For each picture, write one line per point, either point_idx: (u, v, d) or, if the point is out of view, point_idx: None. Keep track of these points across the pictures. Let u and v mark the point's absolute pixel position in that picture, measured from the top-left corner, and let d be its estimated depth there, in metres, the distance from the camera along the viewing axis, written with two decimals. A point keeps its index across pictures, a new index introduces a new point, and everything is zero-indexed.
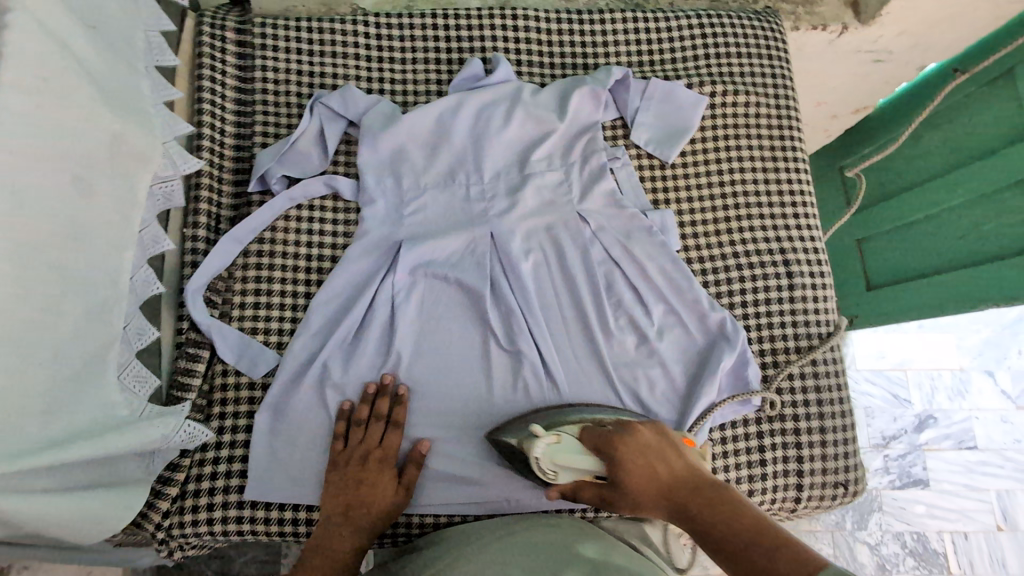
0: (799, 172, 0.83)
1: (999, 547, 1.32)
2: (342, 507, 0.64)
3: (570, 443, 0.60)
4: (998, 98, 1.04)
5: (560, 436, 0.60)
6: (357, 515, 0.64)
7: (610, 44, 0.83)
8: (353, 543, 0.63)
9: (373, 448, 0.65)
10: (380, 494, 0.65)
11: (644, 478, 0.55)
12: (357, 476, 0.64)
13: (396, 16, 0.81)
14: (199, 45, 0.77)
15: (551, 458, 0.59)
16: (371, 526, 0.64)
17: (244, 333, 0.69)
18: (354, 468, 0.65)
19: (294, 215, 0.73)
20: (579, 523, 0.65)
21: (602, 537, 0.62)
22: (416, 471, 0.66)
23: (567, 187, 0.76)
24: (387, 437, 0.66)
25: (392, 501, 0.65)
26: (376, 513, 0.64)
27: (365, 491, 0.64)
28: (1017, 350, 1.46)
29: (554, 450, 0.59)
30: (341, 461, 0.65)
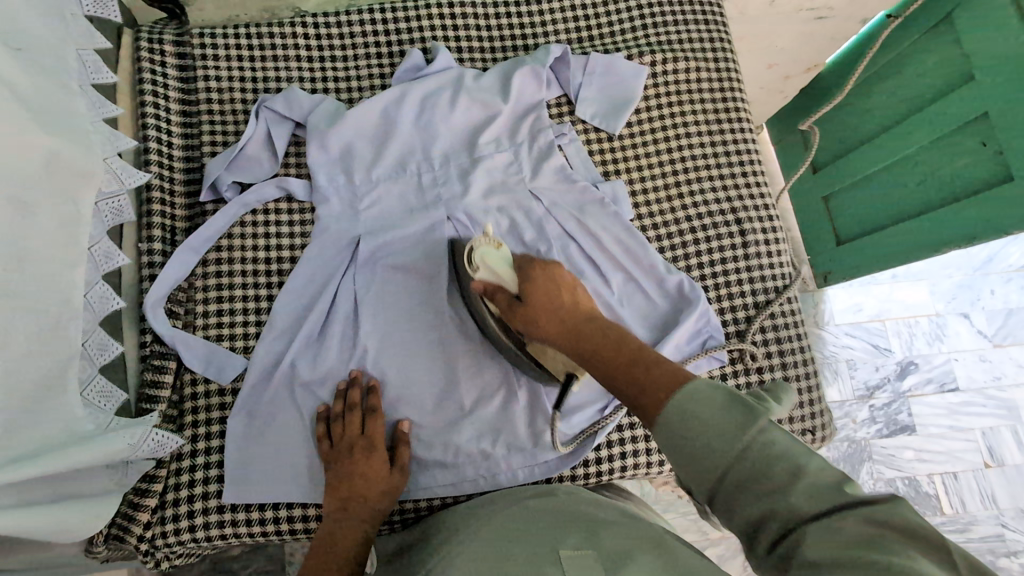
0: (745, 132, 0.84)
1: (988, 484, 1.35)
2: (341, 500, 0.64)
3: (506, 256, 0.62)
4: (940, 44, 1.06)
5: (501, 247, 0.63)
6: (355, 506, 0.64)
7: (548, 23, 0.84)
8: (361, 529, 0.64)
9: (356, 439, 0.66)
10: (375, 481, 0.65)
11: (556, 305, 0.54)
12: (347, 467, 0.65)
13: (333, 15, 0.82)
14: (138, 61, 0.77)
15: (482, 253, 0.61)
16: (374, 513, 0.65)
17: (209, 341, 0.69)
18: (346, 460, 0.65)
19: (249, 220, 0.74)
20: (555, 488, 0.66)
21: (591, 500, 0.63)
22: (406, 450, 0.68)
23: (518, 168, 0.77)
24: (368, 424, 0.67)
25: (390, 484, 0.66)
26: (375, 500, 0.65)
27: (360, 482, 0.64)
28: (989, 290, 1.48)
29: (488, 251, 0.61)
30: (331, 455, 0.66)
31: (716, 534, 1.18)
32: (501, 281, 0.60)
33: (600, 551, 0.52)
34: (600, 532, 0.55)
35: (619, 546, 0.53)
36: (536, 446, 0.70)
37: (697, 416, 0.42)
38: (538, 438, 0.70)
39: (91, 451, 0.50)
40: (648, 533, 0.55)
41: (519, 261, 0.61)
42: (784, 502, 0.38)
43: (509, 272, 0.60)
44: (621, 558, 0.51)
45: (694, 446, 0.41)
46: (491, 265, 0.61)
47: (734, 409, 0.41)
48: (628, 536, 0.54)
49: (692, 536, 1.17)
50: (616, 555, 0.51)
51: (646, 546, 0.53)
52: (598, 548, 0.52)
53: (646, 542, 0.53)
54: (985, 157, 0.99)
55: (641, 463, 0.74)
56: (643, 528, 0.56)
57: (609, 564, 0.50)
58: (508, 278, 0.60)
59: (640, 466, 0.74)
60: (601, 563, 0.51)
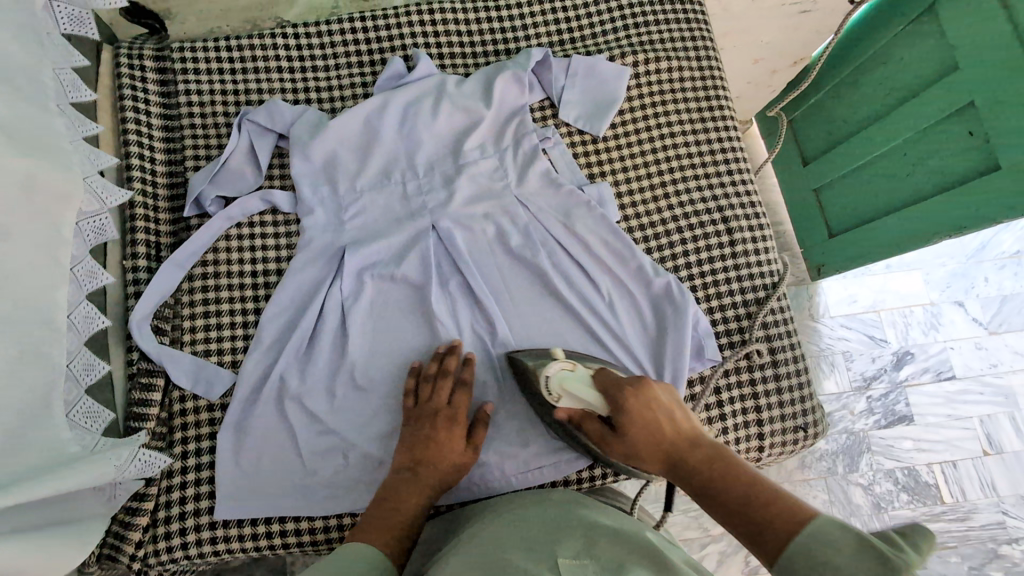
0: (730, 130, 0.84)
1: (988, 471, 1.35)
2: (412, 460, 0.64)
3: (580, 377, 0.64)
4: (925, 35, 1.05)
5: (576, 369, 0.65)
6: (426, 469, 0.64)
7: (529, 27, 0.84)
8: (422, 495, 0.63)
9: (442, 406, 0.67)
10: (450, 450, 0.65)
11: (650, 429, 0.59)
12: (428, 430, 0.65)
13: (313, 25, 0.81)
14: (119, 77, 0.77)
15: (561, 380, 0.63)
16: (439, 482, 0.64)
17: (197, 357, 0.69)
18: (427, 423, 0.66)
19: (235, 234, 0.74)
20: (549, 492, 0.66)
21: (581, 504, 0.64)
22: (483, 430, 0.68)
23: (503, 173, 0.76)
24: (456, 394, 0.68)
25: (460, 459, 0.66)
26: (445, 469, 0.65)
27: (435, 445, 0.65)
28: (983, 278, 1.48)
29: (563, 376, 0.64)
30: (413, 415, 0.67)
31: (717, 530, 1.18)
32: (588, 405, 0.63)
33: (598, 562, 0.52)
34: (593, 539, 0.55)
35: (614, 556, 0.53)
36: (528, 452, 0.70)
37: (827, 561, 0.42)
38: (529, 443, 0.71)
39: (80, 473, 0.50)
40: (637, 542, 0.56)
41: (599, 384, 0.63)
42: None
43: (596, 399, 0.62)
44: (619, 568, 0.51)
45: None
46: (572, 391, 0.63)
47: (870, 560, 0.40)
48: (620, 546, 0.55)
49: (693, 534, 1.17)
50: (613, 566, 0.51)
51: (639, 557, 0.53)
52: (595, 558, 0.52)
53: (640, 554, 0.54)
54: (973, 147, 0.99)
55: None
56: (630, 536, 0.57)
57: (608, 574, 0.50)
58: (594, 402, 0.62)
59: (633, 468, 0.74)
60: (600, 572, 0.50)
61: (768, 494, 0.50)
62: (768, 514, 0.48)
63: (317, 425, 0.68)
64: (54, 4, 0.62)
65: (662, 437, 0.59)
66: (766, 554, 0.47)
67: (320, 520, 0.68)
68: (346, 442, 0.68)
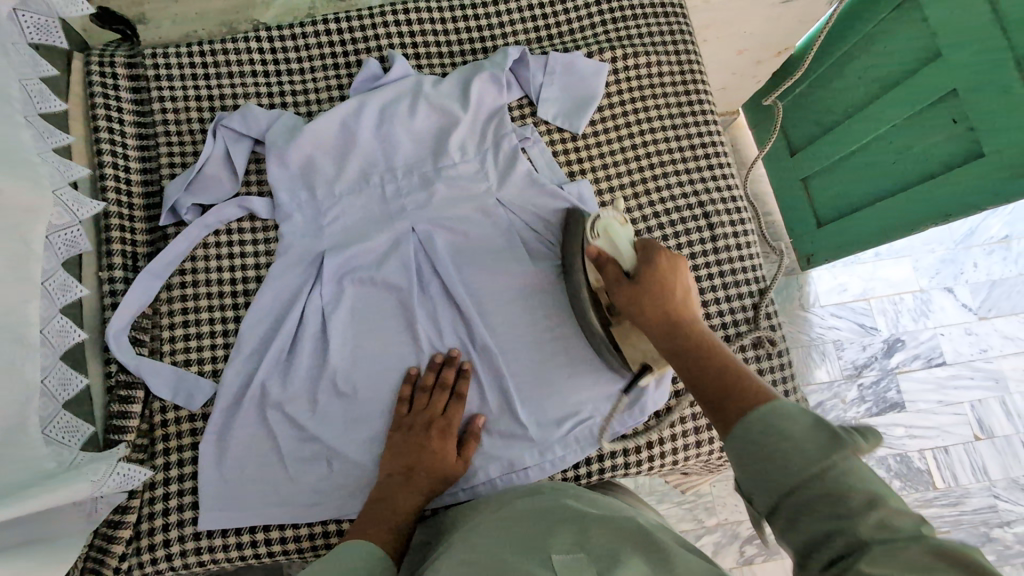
0: (710, 123, 0.83)
1: (979, 456, 1.36)
2: (405, 466, 0.65)
3: (625, 234, 0.66)
4: (905, 23, 1.04)
5: (625, 226, 0.67)
6: (417, 476, 0.65)
7: (506, 25, 0.83)
8: (414, 501, 0.64)
9: (437, 415, 0.68)
10: (442, 459, 0.66)
11: (659, 291, 0.60)
12: (419, 439, 0.66)
13: (287, 27, 0.80)
14: (90, 86, 0.76)
15: (607, 224, 0.66)
16: (429, 489, 0.65)
17: (177, 367, 0.69)
18: (418, 432, 0.67)
19: (212, 241, 0.73)
20: (535, 488, 0.66)
21: (580, 500, 0.63)
22: (475, 444, 0.69)
23: (483, 174, 0.76)
24: (451, 406, 0.69)
25: (451, 470, 0.67)
26: (436, 477, 0.66)
27: (429, 455, 0.65)
28: (972, 264, 1.48)
29: (610, 224, 0.66)
30: (406, 423, 0.68)
31: (712, 521, 1.18)
32: (617, 256, 0.64)
33: (590, 552, 0.51)
34: (584, 529, 0.55)
35: (607, 545, 0.52)
36: (512, 454, 0.70)
37: (780, 430, 0.44)
38: (513, 445, 0.70)
39: (56, 491, 0.50)
40: (629, 526, 0.55)
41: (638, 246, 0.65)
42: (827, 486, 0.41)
43: (629, 252, 0.64)
44: (613, 556, 0.50)
45: (768, 458, 0.44)
46: (612, 240, 0.65)
47: (822, 434, 0.43)
48: (612, 533, 0.54)
49: (688, 525, 1.17)
50: (606, 555, 0.50)
51: (631, 544, 0.52)
52: (586, 547, 0.52)
53: (635, 539, 0.53)
54: (956, 134, 0.98)
55: (619, 464, 0.73)
56: (622, 521, 0.56)
57: (602, 563, 0.49)
58: (625, 255, 0.64)
59: (618, 467, 0.73)
60: (593, 562, 0.49)
61: (747, 377, 0.51)
62: (739, 389, 0.50)
63: (300, 433, 0.68)
64: (18, 13, 0.61)
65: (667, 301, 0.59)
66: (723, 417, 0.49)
67: (305, 527, 0.68)
68: (328, 450, 0.68)
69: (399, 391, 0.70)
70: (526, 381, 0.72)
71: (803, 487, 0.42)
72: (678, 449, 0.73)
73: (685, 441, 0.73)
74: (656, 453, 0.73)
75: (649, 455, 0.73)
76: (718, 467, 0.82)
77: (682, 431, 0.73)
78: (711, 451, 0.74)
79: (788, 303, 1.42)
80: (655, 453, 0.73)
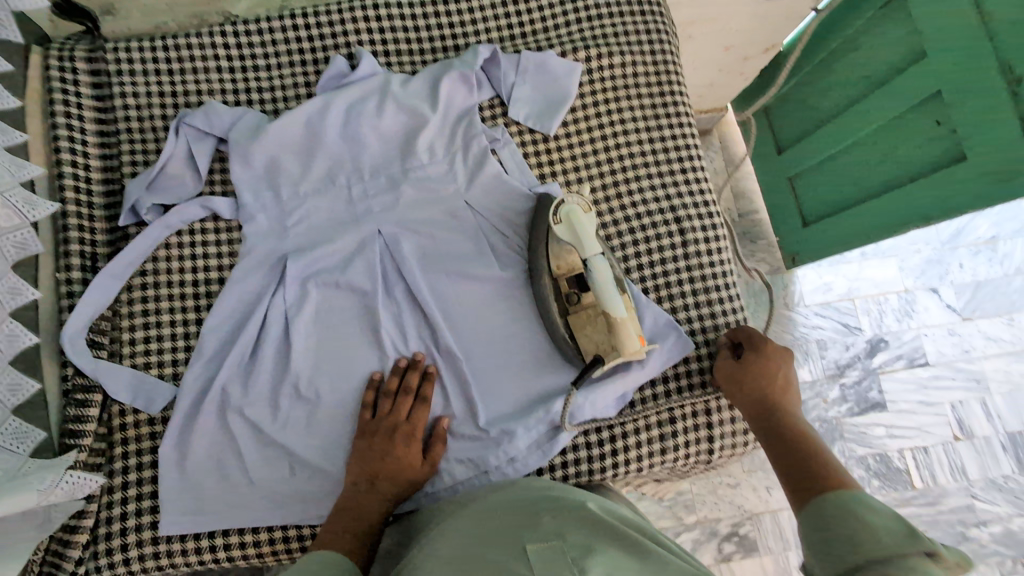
0: (684, 125, 0.82)
1: (958, 456, 1.33)
2: (370, 474, 0.65)
3: (587, 222, 0.67)
4: (892, 23, 1.01)
5: (589, 213, 0.68)
6: (383, 485, 0.65)
7: (479, 23, 0.82)
8: (379, 512, 0.64)
9: (402, 420, 0.67)
10: (408, 467, 0.66)
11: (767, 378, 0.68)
12: (384, 446, 0.66)
13: (254, 22, 0.79)
14: (48, 81, 0.74)
15: (570, 211, 0.67)
16: (396, 497, 0.66)
17: (137, 370, 0.69)
18: (382, 438, 0.66)
19: (174, 242, 0.72)
20: (510, 481, 0.64)
21: (560, 491, 0.60)
22: (440, 447, 0.68)
23: (452, 176, 0.74)
24: (416, 411, 0.68)
25: (416, 475, 0.67)
26: (403, 485, 0.66)
27: (393, 462, 0.65)
28: (958, 264, 1.43)
29: (574, 211, 0.67)
30: (370, 431, 0.67)
31: (691, 519, 1.18)
32: (581, 243, 0.66)
33: (566, 542, 0.47)
34: (562, 519, 0.52)
35: (583, 537, 0.49)
36: (475, 461, 0.70)
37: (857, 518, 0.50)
38: (476, 452, 0.70)
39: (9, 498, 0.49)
40: (603, 520, 0.52)
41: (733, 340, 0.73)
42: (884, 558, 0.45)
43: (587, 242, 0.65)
44: (588, 547, 0.47)
45: (832, 534, 0.50)
46: (573, 227, 0.66)
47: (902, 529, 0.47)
48: (591, 527, 0.51)
49: (668, 524, 1.17)
50: (581, 545, 0.47)
51: (607, 541, 0.49)
52: (562, 536, 0.48)
53: (607, 534, 0.50)
54: (939, 137, 0.96)
55: (584, 472, 0.72)
56: (596, 513, 0.53)
57: (576, 554, 0.46)
58: (587, 243, 0.65)
59: (582, 474, 0.72)
60: (567, 552, 0.46)
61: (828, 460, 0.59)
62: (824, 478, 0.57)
63: (261, 437, 0.68)
64: None
65: (769, 383, 0.68)
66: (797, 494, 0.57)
67: (265, 532, 0.68)
68: (291, 455, 0.67)
69: (363, 397, 0.69)
70: (492, 386, 0.71)
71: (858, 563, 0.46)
72: (643, 456, 0.73)
73: (650, 448, 0.73)
74: (621, 461, 0.72)
75: (613, 463, 0.72)
76: (687, 473, 0.81)
77: (647, 439, 0.73)
78: (677, 458, 0.74)
79: (760, 311, 1.35)
80: (620, 461, 0.72)
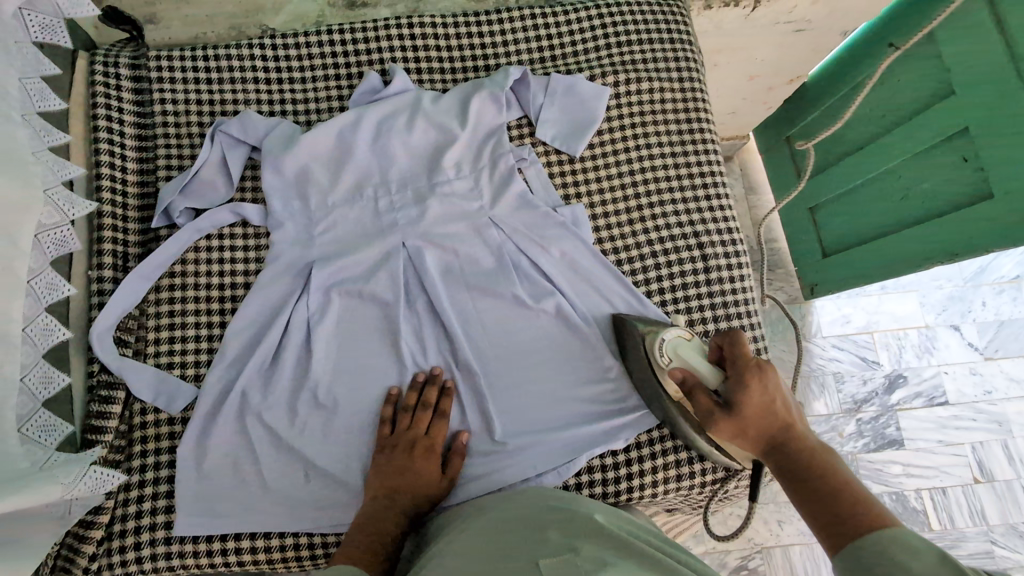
0: (709, 152, 0.82)
1: (978, 499, 1.29)
2: (389, 488, 0.65)
3: (697, 347, 0.65)
4: (922, 59, 1.01)
5: (692, 339, 0.66)
6: (401, 498, 0.65)
7: (510, 44, 0.84)
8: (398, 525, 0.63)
9: (420, 436, 0.67)
10: (427, 482, 0.66)
11: (764, 402, 0.55)
12: (403, 460, 0.66)
13: (292, 36, 0.81)
14: (93, 84, 0.77)
15: (675, 346, 0.65)
16: (414, 511, 0.65)
17: (160, 369, 0.70)
18: (400, 451, 0.66)
19: (203, 246, 0.74)
20: (532, 489, 0.63)
21: (574, 500, 0.61)
22: (458, 462, 0.68)
23: (477, 192, 0.75)
24: (434, 425, 0.68)
25: (434, 489, 0.67)
26: (422, 499, 0.66)
27: (411, 474, 0.65)
28: (982, 302, 1.41)
29: (678, 343, 0.65)
30: (388, 445, 0.67)
31: (700, 549, 1.15)
32: (699, 375, 0.62)
33: (580, 554, 0.46)
34: (573, 533, 0.51)
35: (596, 550, 0.47)
36: (489, 480, 0.69)
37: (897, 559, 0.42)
38: (490, 469, 0.69)
39: (35, 489, 0.49)
40: (616, 536, 0.51)
41: (714, 347, 0.63)
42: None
43: (710, 369, 0.61)
44: (603, 561, 0.46)
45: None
46: (685, 360, 0.64)
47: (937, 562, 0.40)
48: (605, 541, 0.49)
49: None
50: (595, 559, 0.46)
51: (623, 556, 0.47)
52: (575, 549, 0.47)
53: (618, 548, 0.49)
54: (966, 173, 0.95)
55: (598, 495, 0.71)
56: (608, 530, 0.52)
57: (590, 566, 0.44)
58: (706, 373, 0.61)
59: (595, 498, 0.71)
60: (581, 564, 0.45)
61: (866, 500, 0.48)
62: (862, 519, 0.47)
63: (278, 442, 0.68)
64: (23, 12, 0.60)
65: (770, 420, 0.55)
66: (833, 538, 0.47)
67: (277, 538, 0.67)
68: (307, 462, 0.68)
69: (381, 410, 0.69)
70: (509, 403, 0.71)
71: None
72: (658, 481, 0.72)
73: (665, 473, 0.72)
74: (635, 485, 0.71)
75: (627, 487, 0.71)
76: (701, 503, 0.80)
77: (663, 464, 0.72)
78: (692, 486, 0.73)
79: (777, 343, 1.33)
80: (634, 485, 0.71)
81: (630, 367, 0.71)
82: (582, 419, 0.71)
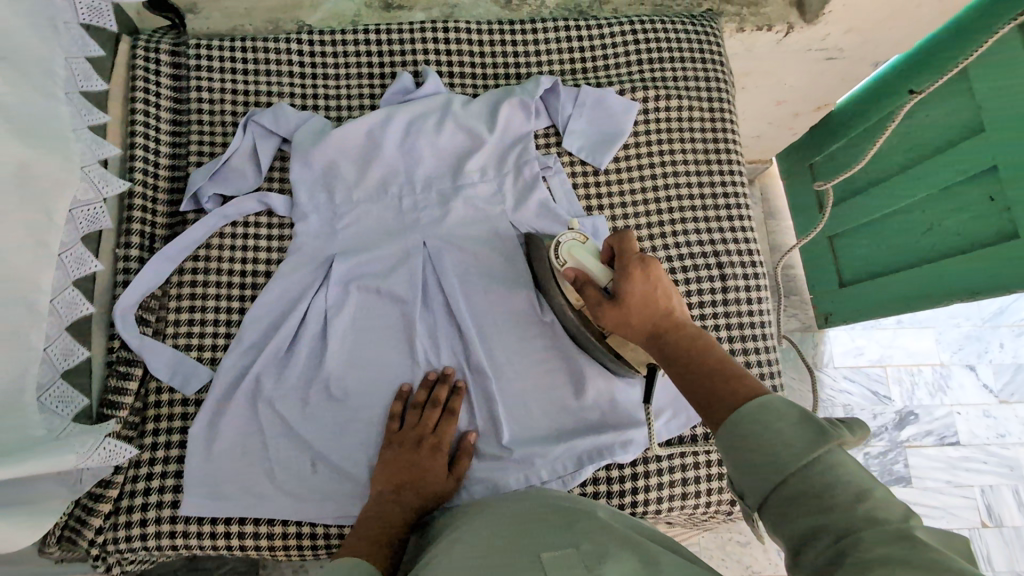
0: (734, 173, 0.83)
1: (984, 544, 1.27)
2: (395, 483, 0.65)
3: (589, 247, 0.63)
4: (954, 96, 1.00)
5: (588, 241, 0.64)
6: (407, 494, 0.65)
7: (542, 54, 0.85)
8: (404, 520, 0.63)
9: (428, 433, 0.67)
10: (433, 478, 0.66)
11: (647, 294, 0.54)
12: (410, 456, 0.66)
13: (329, 33, 0.83)
14: (133, 68, 0.79)
15: (570, 247, 0.63)
16: (420, 507, 0.65)
17: (177, 350, 0.71)
18: (407, 447, 0.67)
19: (229, 232, 0.75)
20: (540, 489, 0.63)
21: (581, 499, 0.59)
22: (465, 463, 0.68)
23: (500, 197, 0.76)
24: (443, 424, 0.68)
25: (441, 487, 0.66)
26: (428, 495, 0.66)
27: (418, 470, 0.65)
28: (1000, 344, 1.39)
29: (573, 245, 0.63)
30: (396, 441, 0.67)
31: None
32: (591, 275, 0.60)
33: (582, 547, 0.47)
34: (576, 528, 0.50)
35: (599, 542, 0.48)
36: (494, 484, 0.69)
37: (766, 425, 0.43)
38: (496, 473, 0.69)
39: (47, 458, 0.49)
40: (615, 528, 0.51)
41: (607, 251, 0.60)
42: (837, 524, 0.37)
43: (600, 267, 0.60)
44: (605, 552, 0.46)
45: (752, 451, 0.42)
46: (578, 260, 0.62)
47: (804, 430, 0.41)
48: (608, 532, 0.50)
49: None
50: (598, 551, 0.46)
51: (627, 546, 0.47)
52: (578, 542, 0.48)
53: (619, 539, 0.49)
54: (992, 213, 0.94)
55: None
56: (614, 525, 0.51)
57: (591, 559, 0.45)
58: (598, 273, 0.59)
59: None
60: (583, 559, 0.45)
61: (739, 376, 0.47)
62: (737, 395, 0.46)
63: (287, 431, 0.68)
64: None
65: (652, 311, 0.54)
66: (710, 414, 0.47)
67: (280, 525, 0.68)
68: (316, 453, 0.68)
69: (391, 406, 0.70)
70: (519, 409, 0.71)
71: (786, 482, 0.40)
72: (662, 498, 0.72)
73: (670, 491, 0.72)
74: (640, 500, 0.71)
75: (631, 501, 0.71)
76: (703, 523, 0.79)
77: (668, 481, 0.72)
78: (696, 505, 0.73)
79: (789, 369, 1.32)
80: (639, 500, 0.71)
81: (541, 282, 0.71)
82: (590, 429, 0.71)
